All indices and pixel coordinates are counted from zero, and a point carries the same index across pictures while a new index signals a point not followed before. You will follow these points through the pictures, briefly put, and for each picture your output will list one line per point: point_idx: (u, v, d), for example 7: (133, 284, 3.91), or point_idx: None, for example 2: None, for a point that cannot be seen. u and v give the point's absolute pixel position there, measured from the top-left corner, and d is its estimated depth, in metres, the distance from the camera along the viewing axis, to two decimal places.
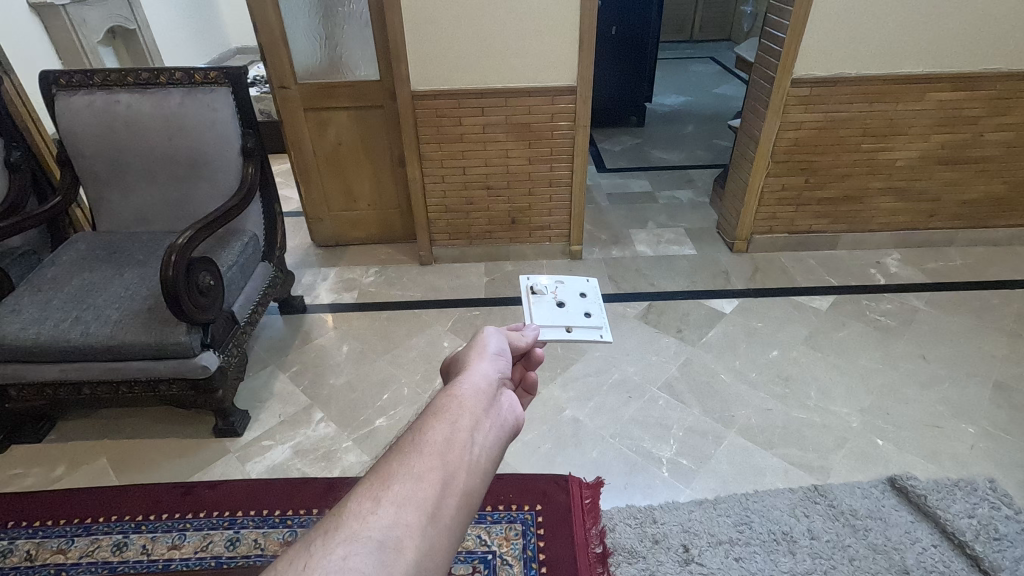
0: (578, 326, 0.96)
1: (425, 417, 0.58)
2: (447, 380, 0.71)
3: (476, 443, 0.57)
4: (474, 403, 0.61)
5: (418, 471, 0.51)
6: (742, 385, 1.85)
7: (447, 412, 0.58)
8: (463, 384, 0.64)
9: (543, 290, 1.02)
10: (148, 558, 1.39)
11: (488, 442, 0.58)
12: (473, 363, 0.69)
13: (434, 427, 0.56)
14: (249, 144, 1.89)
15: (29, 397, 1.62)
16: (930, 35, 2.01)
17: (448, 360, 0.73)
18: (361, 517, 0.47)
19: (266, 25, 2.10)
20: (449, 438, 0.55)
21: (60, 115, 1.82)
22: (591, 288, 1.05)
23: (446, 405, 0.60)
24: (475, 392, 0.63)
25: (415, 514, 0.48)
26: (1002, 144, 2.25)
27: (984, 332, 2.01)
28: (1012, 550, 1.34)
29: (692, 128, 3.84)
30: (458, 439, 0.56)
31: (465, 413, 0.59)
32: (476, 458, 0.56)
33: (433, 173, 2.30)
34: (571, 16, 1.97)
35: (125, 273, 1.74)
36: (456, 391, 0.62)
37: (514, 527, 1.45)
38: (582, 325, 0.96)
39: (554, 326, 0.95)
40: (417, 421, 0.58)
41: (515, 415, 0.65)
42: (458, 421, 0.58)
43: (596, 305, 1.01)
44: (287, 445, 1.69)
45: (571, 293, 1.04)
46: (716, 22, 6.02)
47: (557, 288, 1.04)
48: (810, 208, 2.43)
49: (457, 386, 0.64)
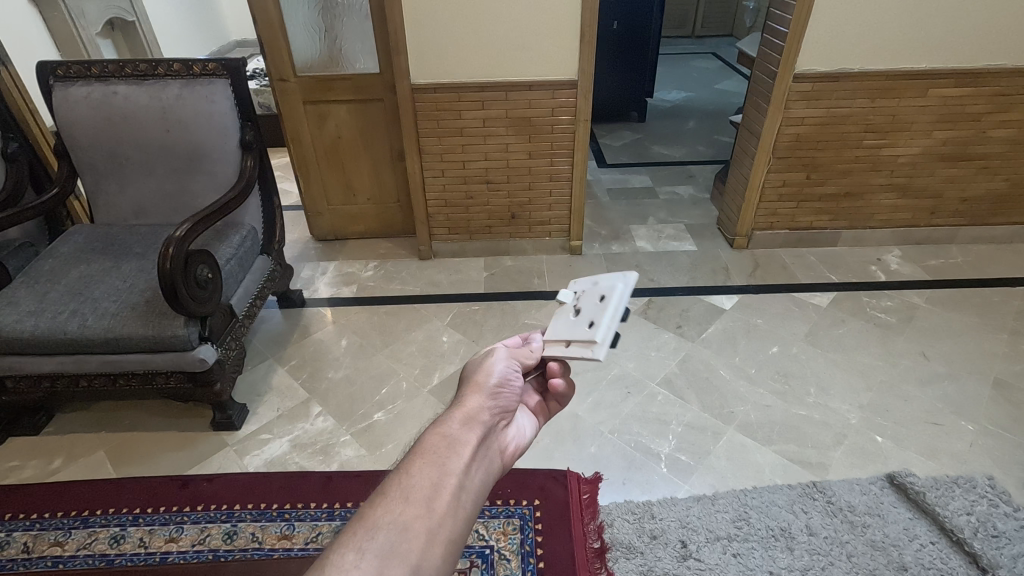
0: (576, 339, 0.80)
1: (413, 458, 0.60)
2: None
3: (465, 488, 0.59)
4: (463, 444, 0.63)
5: (403, 520, 0.53)
6: (742, 381, 1.84)
7: (436, 453, 0.61)
8: (454, 420, 0.66)
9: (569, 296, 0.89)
10: (146, 551, 1.39)
11: (474, 485, 0.61)
12: (466, 395, 0.72)
13: (421, 472, 0.58)
14: (248, 136, 1.89)
15: (26, 389, 1.61)
16: (935, 31, 2.00)
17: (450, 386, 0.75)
18: (342, 571, 0.48)
19: (265, 16, 2.09)
20: (436, 482, 0.58)
21: (57, 105, 1.80)
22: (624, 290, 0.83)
23: (434, 445, 0.62)
24: (466, 434, 0.65)
25: (398, 568, 0.50)
26: (1005, 141, 2.24)
27: (986, 331, 2.00)
28: (1009, 548, 1.34)
29: (693, 124, 3.82)
30: (445, 484, 0.58)
31: (454, 455, 0.61)
32: (463, 503, 0.58)
33: (432, 165, 2.29)
34: (573, 10, 1.95)
35: (124, 265, 1.73)
36: (447, 429, 0.64)
37: (512, 521, 1.44)
38: (580, 337, 0.79)
39: (554, 344, 0.83)
40: (404, 462, 0.60)
41: (499, 459, 0.69)
42: (446, 464, 0.60)
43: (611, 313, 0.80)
44: (286, 439, 1.69)
45: (595, 298, 0.85)
46: (717, 18, 5.98)
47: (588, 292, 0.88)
48: (811, 204, 2.42)
49: (446, 420, 0.66)
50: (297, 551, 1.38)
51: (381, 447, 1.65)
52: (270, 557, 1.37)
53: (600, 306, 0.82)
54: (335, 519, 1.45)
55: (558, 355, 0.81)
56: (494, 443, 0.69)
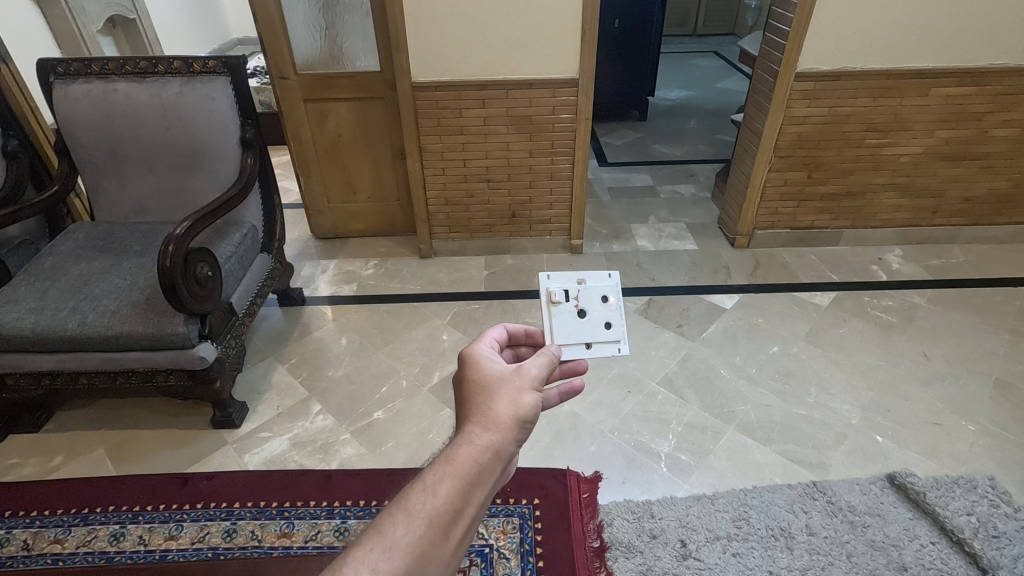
0: (599, 341, 0.87)
1: (441, 473, 0.52)
2: (462, 396, 0.62)
3: (479, 513, 0.54)
4: (494, 467, 0.55)
5: (418, 546, 0.48)
6: (742, 381, 1.84)
7: (467, 474, 0.52)
8: (490, 432, 0.56)
9: (564, 295, 0.89)
10: (146, 548, 1.39)
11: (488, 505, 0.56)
12: (504, 396, 0.60)
13: (447, 495, 0.51)
14: (248, 134, 1.88)
15: (25, 387, 1.61)
16: (936, 30, 1.99)
17: (483, 375, 0.63)
18: None
19: (265, 13, 2.08)
20: (459, 509, 0.51)
21: (57, 103, 1.80)
22: (614, 287, 0.93)
23: (464, 462, 0.53)
24: (500, 454, 0.56)
25: None
26: (1007, 140, 2.24)
27: (987, 331, 1.99)
28: (1010, 548, 1.34)
29: (694, 124, 3.80)
30: (467, 514, 0.52)
31: (482, 479, 0.54)
32: (473, 527, 0.53)
33: (433, 164, 2.28)
34: (574, 8, 1.94)
35: (124, 263, 1.72)
36: (484, 440, 0.55)
37: (511, 520, 1.44)
38: (602, 338, 0.87)
39: (574, 345, 0.86)
40: (430, 470, 0.52)
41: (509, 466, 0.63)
42: (474, 487, 0.53)
43: (617, 311, 0.91)
44: (286, 437, 1.69)
45: (593, 297, 0.91)
46: (720, 15, 5.96)
47: (579, 291, 0.91)
48: (812, 204, 2.41)
49: (481, 427, 0.56)
50: (297, 549, 1.38)
51: (381, 446, 1.65)
52: (270, 554, 1.38)
53: (603, 306, 0.90)
54: (335, 517, 1.45)
55: (581, 356, 0.86)
56: (515, 460, 0.61)
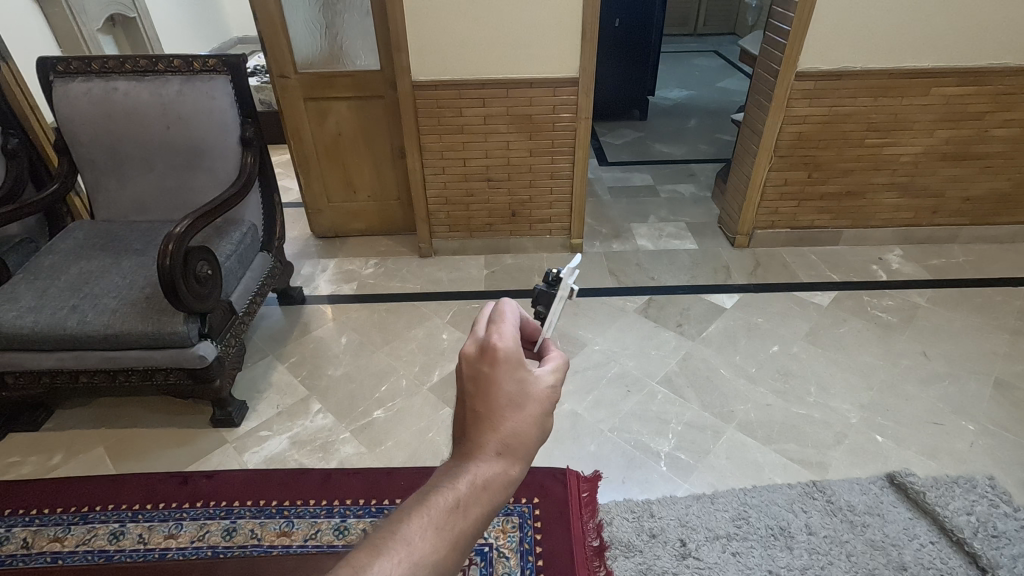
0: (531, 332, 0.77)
1: (474, 496, 0.49)
2: (484, 402, 0.54)
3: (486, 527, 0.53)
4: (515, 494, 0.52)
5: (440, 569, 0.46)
6: (742, 380, 1.84)
7: (494, 503, 0.50)
8: (518, 460, 0.52)
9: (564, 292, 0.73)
10: (145, 547, 1.39)
11: None
12: (537, 420, 0.54)
13: (475, 524, 0.48)
14: (248, 133, 1.88)
15: (24, 385, 1.61)
16: (937, 29, 1.99)
17: (513, 385, 0.55)
18: None
19: (265, 12, 2.08)
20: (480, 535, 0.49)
21: (57, 102, 1.80)
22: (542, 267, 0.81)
23: (494, 488, 0.50)
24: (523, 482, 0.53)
25: None
26: (1008, 140, 2.23)
27: (987, 331, 1.99)
28: (1009, 548, 1.34)
29: (694, 123, 3.80)
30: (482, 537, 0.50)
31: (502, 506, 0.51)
32: None
33: (433, 163, 2.28)
34: (575, 6, 1.94)
35: (123, 262, 1.72)
36: (519, 472, 0.52)
37: (511, 519, 1.44)
38: None
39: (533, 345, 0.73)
40: (465, 491, 0.49)
41: None
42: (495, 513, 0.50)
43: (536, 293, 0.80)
44: (285, 436, 1.69)
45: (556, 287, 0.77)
46: (720, 14, 5.96)
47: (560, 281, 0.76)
48: (812, 204, 2.41)
49: (513, 452, 0.52)
50: (296, 548, 1.38)
51: (381, 444, 1.65)
52: (269, 553, 1.38)
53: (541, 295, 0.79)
54: (335, 516, 1.45)
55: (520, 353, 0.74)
56: None
